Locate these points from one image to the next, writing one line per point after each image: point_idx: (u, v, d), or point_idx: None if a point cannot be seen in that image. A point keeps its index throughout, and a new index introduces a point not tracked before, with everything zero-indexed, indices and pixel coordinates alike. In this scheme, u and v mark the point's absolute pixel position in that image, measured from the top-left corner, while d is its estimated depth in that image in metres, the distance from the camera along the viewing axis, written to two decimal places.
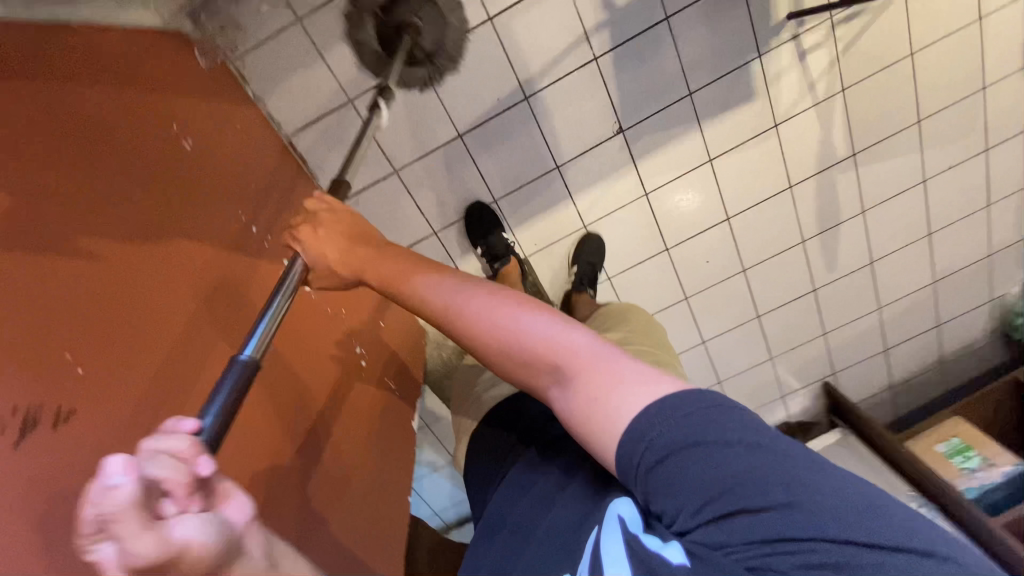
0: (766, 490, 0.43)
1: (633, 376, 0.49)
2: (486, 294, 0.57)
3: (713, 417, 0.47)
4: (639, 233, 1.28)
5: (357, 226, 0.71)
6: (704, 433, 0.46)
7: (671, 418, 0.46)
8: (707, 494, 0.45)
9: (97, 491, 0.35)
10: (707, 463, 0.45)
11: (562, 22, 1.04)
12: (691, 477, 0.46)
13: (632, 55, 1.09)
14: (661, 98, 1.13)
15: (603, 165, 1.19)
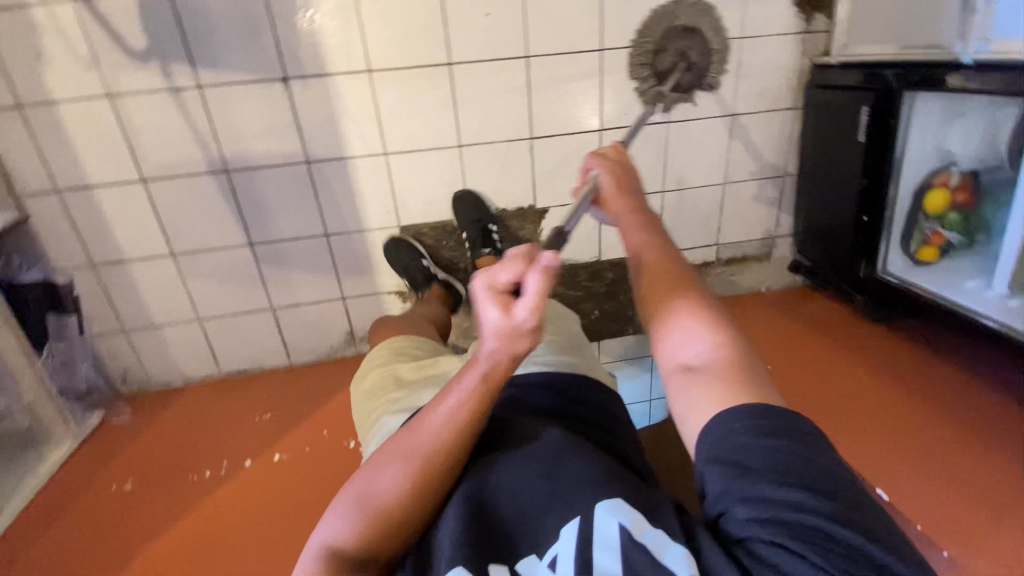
0: (806, 490, 0.42)
1: (719, 387, 0.51)
2: (690, 302, 0.57)
3: (780, 416, 0.47)
4: (417, 89, 1.08)
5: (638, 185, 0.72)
6: (785, 438, 0.46)
7: (742, 417, 0.47)
8: (758, 482, 0.44)
9: (523, 267, 0.48)
10: (775, 459, 0.44)
11: (153, 106, 1.00)
12: (776, 463, 0.44)
13: (203, 38, 0.98)
14: (259, 22, 0.99)
15: (321, 109, 1.06)
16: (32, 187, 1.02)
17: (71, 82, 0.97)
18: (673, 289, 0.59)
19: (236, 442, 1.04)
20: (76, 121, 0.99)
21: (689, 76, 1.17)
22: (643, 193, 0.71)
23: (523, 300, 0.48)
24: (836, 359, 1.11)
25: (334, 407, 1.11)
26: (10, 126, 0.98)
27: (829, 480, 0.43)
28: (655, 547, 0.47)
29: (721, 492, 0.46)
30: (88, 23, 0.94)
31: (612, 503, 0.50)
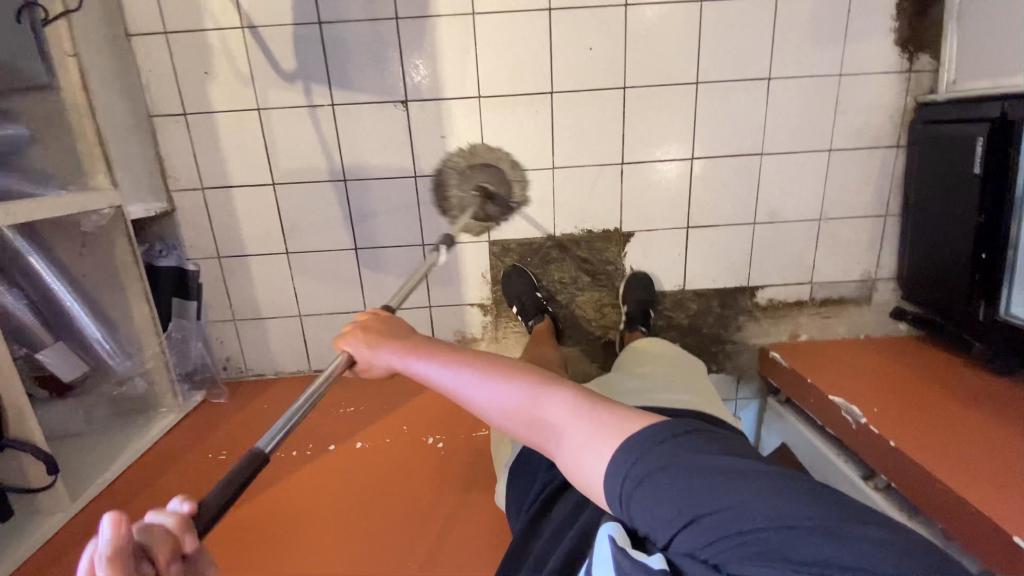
0: (779, 524, 0.50)
1: (601, 444, 0.61)
2: (543, 385, 0.66)
3: (677, 446, 0.58)
4: (519, 113, 1.18)
5: (394, 330, 0.80)
6: (687, 471, 0.56)
7: (656, 443, 0.58)
8: (682, 513, 0.55)
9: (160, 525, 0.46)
10: (717, 492, 0.54)
11: (292, 119, 1.15)
12: (683, 489, 0.55)
13: (341, 64, 1.13)
14: (389, 51, 1.13)
15: (432, 127, 1.17)
16: (184, 185, 1.18)
17: (231, 98, 1.14)
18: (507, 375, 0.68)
19: (320, 431, 1.07)
20: (228, 130, 1.16)
21: (494, 207, 1.24)
22: (400, 331, 0.79)
23: (178, 558, 0.46)
24: (954, 405, 1.01)
25: (414, 406, 1.14)
26: (177, 132, 1.15)
27: (738, 501, 0.53)
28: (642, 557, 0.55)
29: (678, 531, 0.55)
30: (253, 49, 1.11)
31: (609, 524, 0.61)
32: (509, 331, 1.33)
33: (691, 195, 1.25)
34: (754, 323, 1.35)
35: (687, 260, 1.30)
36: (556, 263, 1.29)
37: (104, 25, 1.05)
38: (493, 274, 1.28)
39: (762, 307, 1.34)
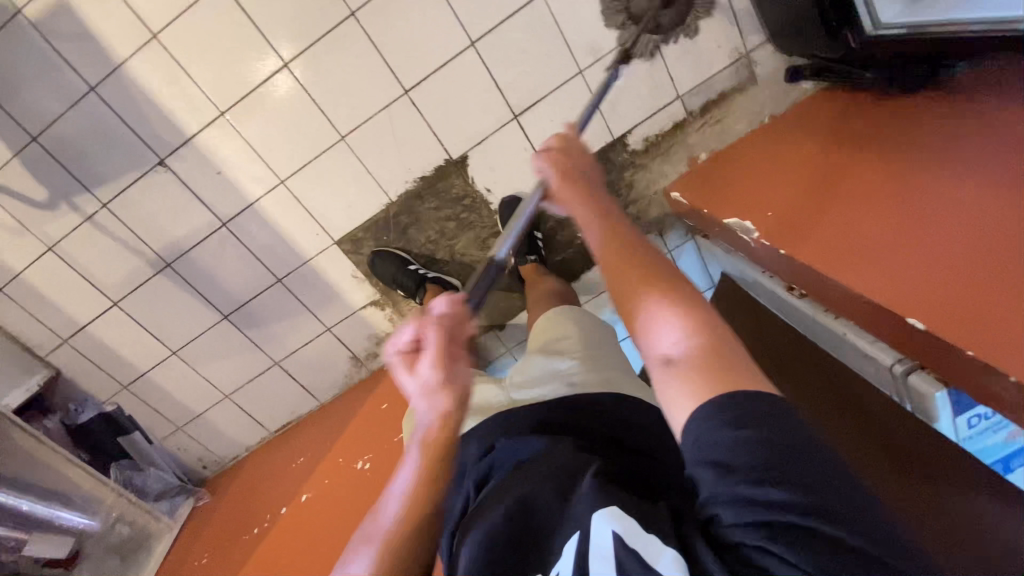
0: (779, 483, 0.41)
1: (692, 383, 0.47)
2: (665, 297, 0.53)
3: (755, 402, 0.44)
4: (272, 106, 1.04)
5: (577, 174, 0.75)
6: (745, 425, 0.44)
7: (729, 408, 0.44)
8: (737, 481, 0.43)
9: None
10: (767, 453, 0.42)
11: (84, 239, 1.10)
12: (738, 454, 0.43)
13: (80, 163, 1.04)
14: (114, 124, 1.01)
15: (205, 171, 1.07)
16: (49, 347, 1.19)
17: (21, 251, 1.09)
18: (652, 287, 0.54)
19: (278, 500, 1.10)
20: (42, 280, 1.12)
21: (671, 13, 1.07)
22: (591, 180, 0.75)
23: None
24: (876, 164, 0.85)
25: (349, 433, 1.14)
26: (4, 309, 1.13)
27: (804, 466, 0.42)
28: (648, 554, 0.46)
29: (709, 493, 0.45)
30: (2, 197, 1.05)
31: (609, 510, 0.51)
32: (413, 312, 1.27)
33: (498, 81, 1.08)
34: (643, 171, 1.20)
35: (537, 149, 1.15)
36: (413, 224, 1.18)
37: None
38: (360, 267, 1.20)
39: (641, 151, 1.18)
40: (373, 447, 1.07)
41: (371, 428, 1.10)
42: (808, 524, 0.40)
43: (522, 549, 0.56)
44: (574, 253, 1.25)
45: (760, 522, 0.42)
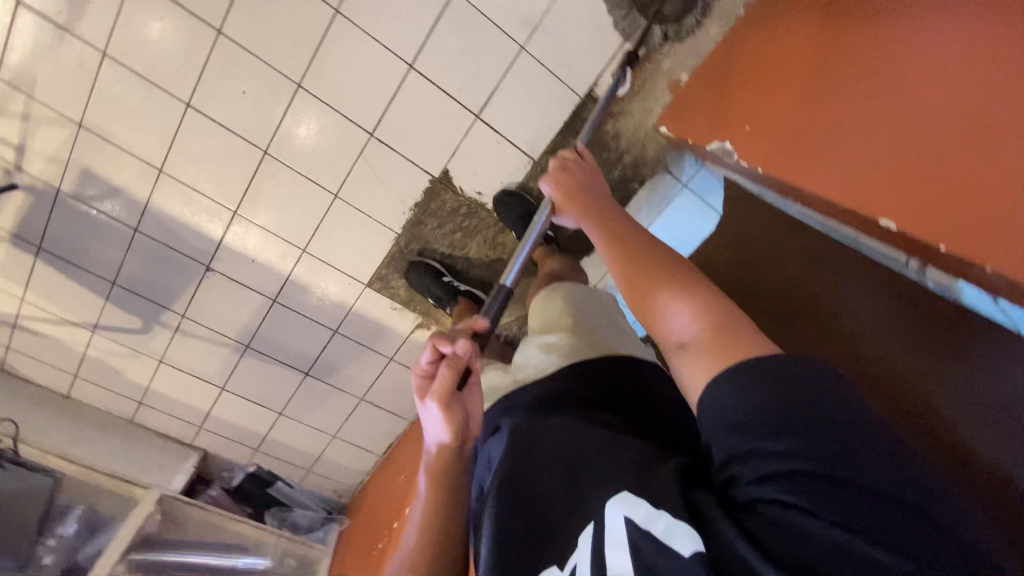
0: (785, 441, 0.42)
1: (696, 356, 0.51)
2: (671, 280, 0.57)
3: (780, 367, 0.45)
4: (270, 190, 1.15)
5: (587, 187, 0.81)
6: (775, 385, 0.44)
7: (762, 370, 0.45)
8: (755, 432, 0.43)
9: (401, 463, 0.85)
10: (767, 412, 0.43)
11: (180, 347, 1.31)
12: (761, 413, 0.44)
13: (153, 290, 1.24)
14: (163, 251, 1.19)
15: (242, 263, 1.23)
16: (192, 435, 1.45)
17: (143, 370, 1.34)
18: (654, 274, 0.59)
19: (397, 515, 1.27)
20: (166, 387, 1.37)
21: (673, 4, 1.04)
22: (596, 192, 0.81)
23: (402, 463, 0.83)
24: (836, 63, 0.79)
25: None
26: (151, 416, 1.40)
27: (826, 419, 0.41)
28: (659, 533, 0.45)
29: (726, 454, 0.46)
30: (112, 335, 1.28)
31: (631, 493, 0.49)
32: None
33: (450, 90, 1.08)
34: (625, 116, 1.14)
35: (510, 137, 1.14)
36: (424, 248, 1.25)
37: (41, 411, 1.30)
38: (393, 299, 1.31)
39: (616, 97, 1.12)
40: None
41: None
42: (826, 472, 0.39)
43: (550, 520, 0.55)
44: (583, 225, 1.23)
45: (775, 474, 0.42)
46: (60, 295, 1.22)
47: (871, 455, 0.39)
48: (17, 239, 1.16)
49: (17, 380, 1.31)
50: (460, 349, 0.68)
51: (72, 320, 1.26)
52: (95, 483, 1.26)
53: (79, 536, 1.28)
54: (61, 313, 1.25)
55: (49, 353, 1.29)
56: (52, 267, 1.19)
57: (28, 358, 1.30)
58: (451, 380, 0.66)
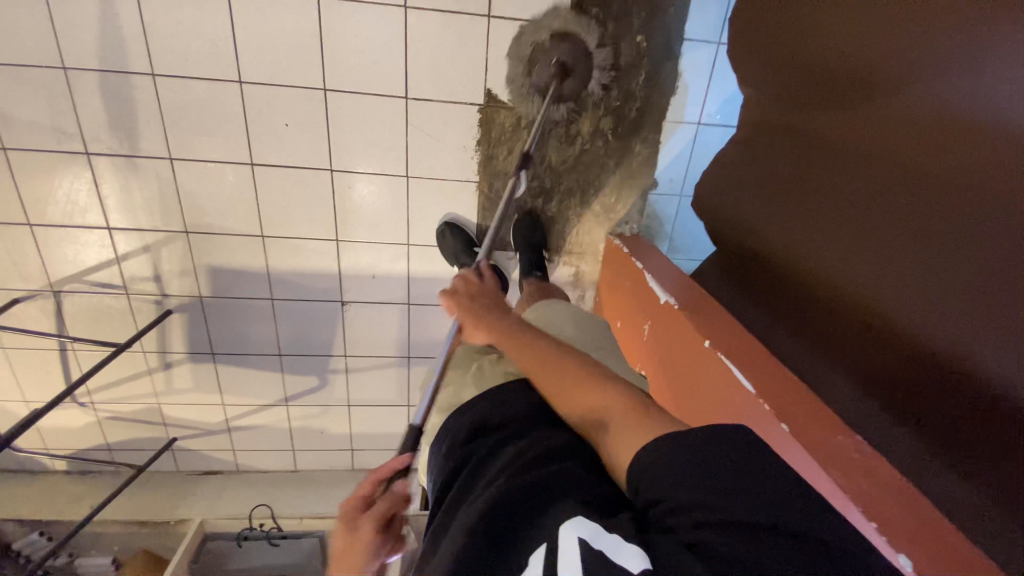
0: (721, 495, 0.51)
1: (620, 436, 0.65)
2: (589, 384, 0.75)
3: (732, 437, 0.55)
4: (352, 203, 1.18)
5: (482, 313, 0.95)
6: (730, 447, 0.54)
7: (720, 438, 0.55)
8: (702, 486, 0.52)
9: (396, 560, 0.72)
10: (719, 470, 0.52)
11: (357, 384, 1.40)
12: (722, 459, 0.53)
13: (311, 344, 1.33)
14: (300, 306, 1.27)
15: (365, 283, 1.27)
16: None
17: (341, 418, 1.44)
18: (577, 392, 0.75)
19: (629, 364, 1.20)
20: (364, 424, 1.47)
21: None
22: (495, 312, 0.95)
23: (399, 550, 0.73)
24: None
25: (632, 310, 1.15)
26: (365, 456, 1.51)
27: (758, 481, 0.51)
28: (612, 552, 0.50)
29: (671, 503, 0.54)
30: (302, 400, 1.40)
31: (583, 518, 0.54)
32: (577, 236, 1.28)
33: (452, 9, 1.02)
34: None
35: (532, 20, 1.04)
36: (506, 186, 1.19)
37: (282, 487, 1.45)
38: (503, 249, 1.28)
39: None
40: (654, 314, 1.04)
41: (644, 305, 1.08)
42: (740, 522, 0.48)
43: (512, 534, 0.57)
44: (650, 68, 1.12)
45: (709, 522, 0.49)
46: (247, 384, 1.36)
47: (827, 531, 0.46)
48: (193, 355, 1.31)
49: (254, 472, 1.48)
50: (397, 484, 0.71)
51: (267, 403, 1.39)
52: None
53: None
54: (257, 400, 1.39)
55: (266, 438, 1.44)
56: (230, 364, 1.33)
57: (254, 450, 1.46)
58: (383, 509, 0.68)
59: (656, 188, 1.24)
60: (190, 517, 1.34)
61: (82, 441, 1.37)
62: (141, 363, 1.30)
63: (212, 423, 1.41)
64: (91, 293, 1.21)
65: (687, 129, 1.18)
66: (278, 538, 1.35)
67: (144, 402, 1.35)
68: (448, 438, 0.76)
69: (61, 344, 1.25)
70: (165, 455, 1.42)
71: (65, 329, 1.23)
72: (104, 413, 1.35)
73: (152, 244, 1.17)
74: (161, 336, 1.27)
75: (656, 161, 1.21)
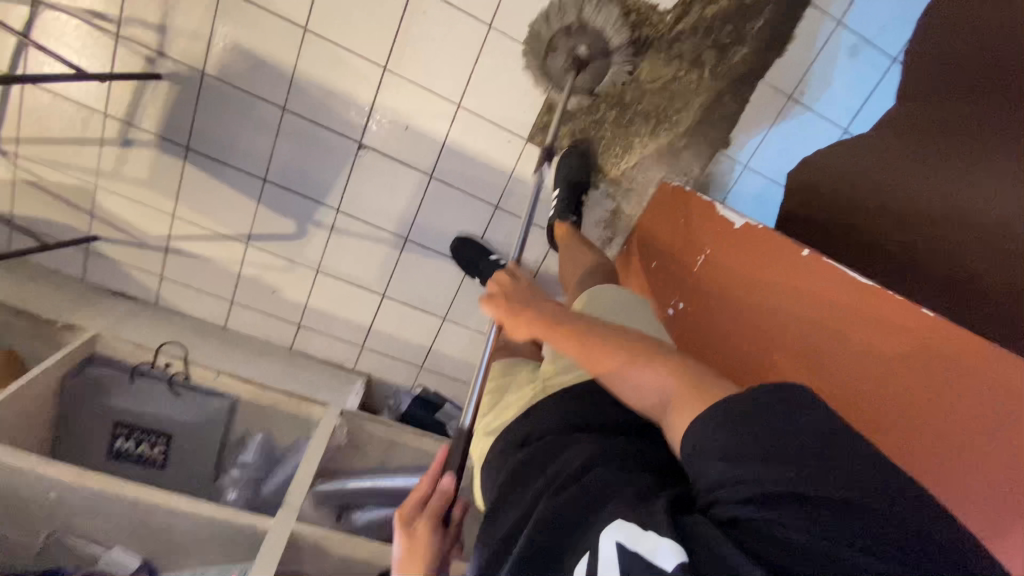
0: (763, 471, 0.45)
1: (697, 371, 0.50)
2: (643, 360, 0.62)
3: (769, 405, 0.48)
4: (420, 34, 1.03)
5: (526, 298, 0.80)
6: (765, 422, 0.47)
7: (742, 411, 0.48)
8: (735, 468, 0.46)
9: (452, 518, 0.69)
10: (738, 446, 0.47)
11: (338, 248, 1.21)
12: (756, 428, 0.47)
13: (305, 181, 1.14)
14: (312, 130, 1.09)
15: (396, 132, 1.10)
16: (354, 357, 1.34)
17: (302, 282, 1.24)
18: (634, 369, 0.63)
19: (672, 292, 1.09)
20: (324, 299, 1.26)
21: None
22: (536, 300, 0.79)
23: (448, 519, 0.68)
24: None
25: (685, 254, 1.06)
26: (311, 339, 1.30)
27: (795, 446, 0.45)
28: (647, 552, 0.45)
29: (706, 482, 0.49)
30: (267, 243, 1.19)
31: (623, 521, 0.49)
32: (632, 171, 1.18)
33: None
34: None
35: None
36: (595, 75, 1.08)
37: (205, 338, 1.21)
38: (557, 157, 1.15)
39: None
40: (725, 248, 0.98)
41: (714, 242, 1.00)
42: (787, 505, 0.43)
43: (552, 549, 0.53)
44: (771, 19, 1.07)
45: (750, 500, 0.45)
46: (213, 201, 1.14)
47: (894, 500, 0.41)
48: (162, 142, 1.08)
49: (174, 313, 1.24)
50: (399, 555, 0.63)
51: (224, 233, 1.17)
52: (274, 405, 1.17)
53: (262, 467, 1.18)
54: (216, 224, 1.17)
55: (208, 275, 1.21)
56: (202, 169, 1.11)
57: (187, 286, 1.22)
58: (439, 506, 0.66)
59: (727, 148, 1.18)
60: (83, 328, 1.08)
61: None
62: (95, 128, 1.06)
63: (152, 234, 1.17)
64: (73, 15, 0.98)
65: (778, 98, 1.14)
66: (182, 387, 1.11)
67: (79, 178, 1.10)
68: (497, 460, 0.72)
69: (8, 62, 1.00)
70: (79, 252, 1.17)
71: (21, 45, 0.99)
72: (23, 172, 1.09)
73: None
74: (135, 103, 1.04)
75: (739, 121, 1.16)
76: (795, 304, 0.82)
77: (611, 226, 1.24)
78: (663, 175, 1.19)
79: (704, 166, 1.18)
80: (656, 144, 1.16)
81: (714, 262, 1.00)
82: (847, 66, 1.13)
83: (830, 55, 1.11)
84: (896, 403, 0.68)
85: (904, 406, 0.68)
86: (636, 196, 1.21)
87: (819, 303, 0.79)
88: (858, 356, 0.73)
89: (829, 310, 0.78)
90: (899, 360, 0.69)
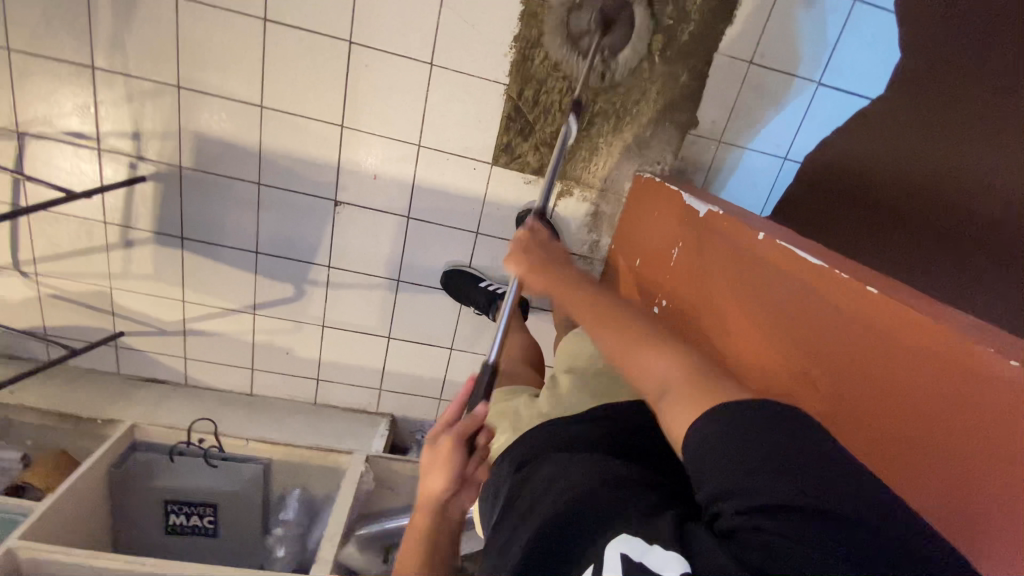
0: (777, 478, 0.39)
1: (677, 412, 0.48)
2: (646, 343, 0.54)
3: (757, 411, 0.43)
4: (367, 86, 1.06)
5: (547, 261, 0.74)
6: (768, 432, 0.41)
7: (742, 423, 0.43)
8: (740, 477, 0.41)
9: None
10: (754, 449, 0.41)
11: (336, 302, 1.26)
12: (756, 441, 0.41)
13: (293, 246, 1.19)
14: (289, 200, 1.15)
15: (365, 183, 1.14)
16: (375, 401, 1.38)
17: (311, 338, 1.29)
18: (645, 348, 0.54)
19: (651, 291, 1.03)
20: (336, 352, 1.31)
21: None
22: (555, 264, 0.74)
23: None
24: None
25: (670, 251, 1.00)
26: (331, 391, 1.35)
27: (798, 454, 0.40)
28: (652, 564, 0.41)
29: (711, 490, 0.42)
30: (273, 310, 1.25)
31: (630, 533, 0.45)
32: (605, 173, 1.17)
33: None
34: None
35: None
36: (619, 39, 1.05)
37: (233, 408, 1.29)
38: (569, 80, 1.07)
39: None
40: (699, 241, 0.89)
41: (692, 235, 0.91)
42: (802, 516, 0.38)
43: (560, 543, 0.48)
44: None
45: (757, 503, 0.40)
46: (214, 281, 1.21)
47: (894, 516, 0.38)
48: (160, 237, 1.16)
49: (203, 390, 1.32)
50: None
51: (232, 307, 1.24)
52: (305, 462, 1.22)
53: (303, 521, 1.24)
54: (223, 302, 1.24)
55: (226, 349, 1.29)
56: (200, 256, 1.19)
57: (209, 363, 1.30)
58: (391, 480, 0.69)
59: (696, 128, 1.15)
60: (121, 420, 1.18)
61: (21, 318, 1.22)
62: (101, 238, 1.15)
63: (170, 324, 1.25)
64: (58, 143, 1.07)
65: (738, 66, 1.10)
66: (217, 458, 1.19)
67: (97, 285, 1.20)
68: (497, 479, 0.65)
69: (16, 196, 1.11)
70: (111, 351, 1.27)
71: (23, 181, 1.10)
72: (48, 289, 1.19)
73: (134, 97, 1.04)
74: (128, 208, 1.13)
75: (703, 101, 1.13)
76: (754, 298, 0.74)
77: (597, 230, 1.23)
78: (636, 170, 1.18)
79: (677, 152, 1.16)
80: (623, 142, 1.15)
81: (688, 258, 0.91)
82: (806, 20, 1.08)
83: (786, 14, 1.07)
84: (868, 415, 0.57)
85: (863, 409, 0.57)
86: (614, 195, 1.20)
87: (790, 295, 0.68)
88: (833, 365, 0.61)
89: (799, 303, 0.67)
90: (865, 364, 0.57)
